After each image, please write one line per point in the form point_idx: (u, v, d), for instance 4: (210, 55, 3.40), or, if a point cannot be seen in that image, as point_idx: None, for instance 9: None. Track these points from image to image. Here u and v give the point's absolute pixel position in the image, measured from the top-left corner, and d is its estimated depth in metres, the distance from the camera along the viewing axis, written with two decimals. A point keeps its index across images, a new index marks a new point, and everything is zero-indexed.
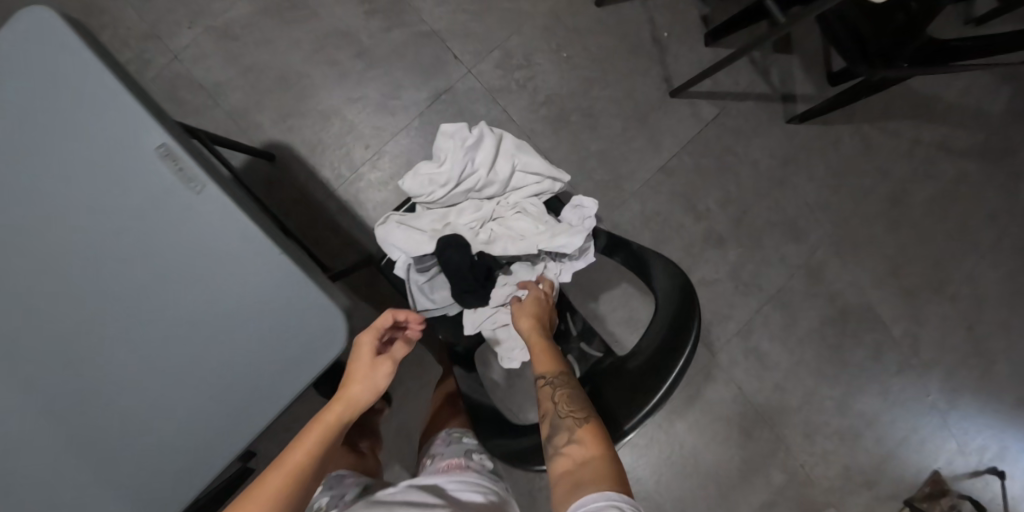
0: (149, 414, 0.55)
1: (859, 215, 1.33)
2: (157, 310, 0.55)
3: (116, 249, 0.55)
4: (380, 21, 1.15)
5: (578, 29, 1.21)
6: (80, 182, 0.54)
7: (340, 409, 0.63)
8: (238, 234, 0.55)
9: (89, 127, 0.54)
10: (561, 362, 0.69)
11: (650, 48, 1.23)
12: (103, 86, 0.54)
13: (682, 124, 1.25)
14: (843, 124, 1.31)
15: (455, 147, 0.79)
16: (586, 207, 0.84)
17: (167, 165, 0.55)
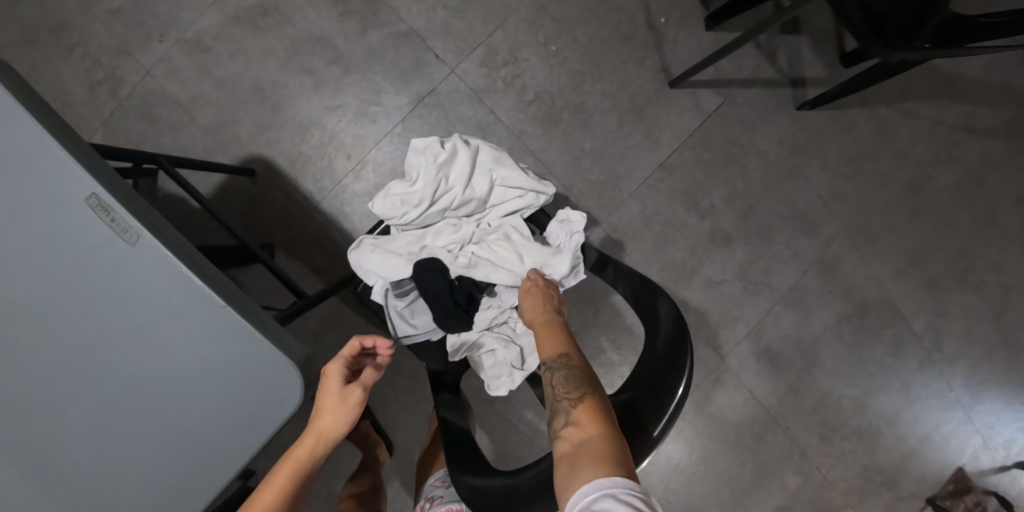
0: (106, 474, 0.53)
1: (877, 204, 1.24)
2: (103, 370, 0.52)
3: (54, 307, 0.51)
4: (355, 23, 1.09)
5: (567, 20, 1.13)
6: (7, 237, 0.49)
7: (310, 446, 0.55)
8: (182, 289, 0.51)
9: (12, 177, 0.49)
10: (560, 341, 0.63)
11: (646, 36, 1.15)
12: (22, 131, 0.48)
13: (683, 116, 1.17)
14: (858, 107, 1.22)
15: (427, 164, 0.73)
16: (573, 221, 0.79)
17: (100, 217, 0.50)
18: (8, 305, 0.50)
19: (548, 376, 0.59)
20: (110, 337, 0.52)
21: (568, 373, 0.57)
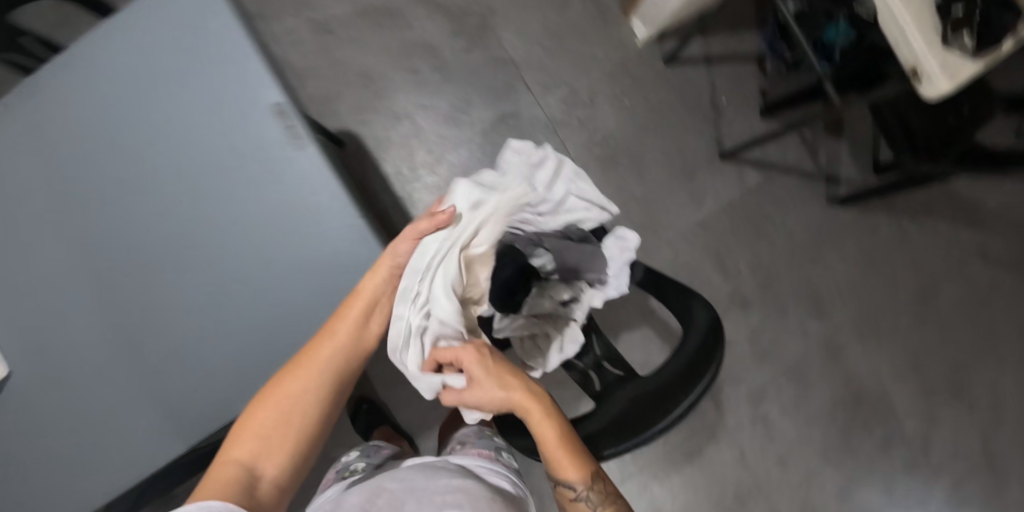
0: (235, 321, 0.69)
1: (886, 304, 1.35)
2: (252, 239, 0.68)
3: (233, 186, 0.68)
4: (463, 42, 1.25)
5: (643, 80, 1.27)
6: (213, 126, 0.68)
7: (367, 290, 0.66)
8: (324, 189, 0.67)
9: (226, 86, 0.68)
10: (586, 469, 0.62)
11: (709, 108, 1.28)
12: (241, 53, 0.68)
13: (727, 186, 1.30)
14: (883, 214, 1.35)
15: (521, 162, 0.87)
16: (627, 239, 0.91)
17: (277, 122, 0.67)
18: (206, 178, 0.69)
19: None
20: (263, 217, 0.68)
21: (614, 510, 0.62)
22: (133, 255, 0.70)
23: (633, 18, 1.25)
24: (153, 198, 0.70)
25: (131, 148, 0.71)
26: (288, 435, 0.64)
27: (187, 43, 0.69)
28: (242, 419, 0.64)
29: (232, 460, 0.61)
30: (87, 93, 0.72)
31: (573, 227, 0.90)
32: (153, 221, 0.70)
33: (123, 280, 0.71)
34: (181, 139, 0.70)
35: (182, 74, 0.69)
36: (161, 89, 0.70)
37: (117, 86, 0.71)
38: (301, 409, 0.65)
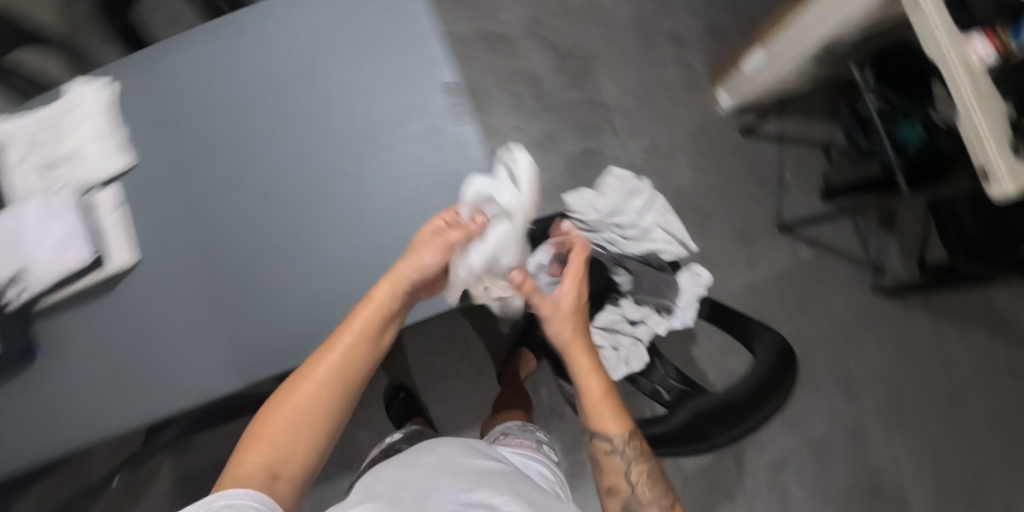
0: (357, 262, 0.74)
1: (913, 399, 1.38)
2: (391, 193, 0.75)
3: (387, 143, 0.76)
4: (564, 78, 1.35)
5: (720, 144, 1.36)
6: (383, 88, 0.76)
7: (377, 304, 0.66)
8: (470, 163, 0.75)
9: (402, 56, 0.76)
10: (624, 423, 0.71)
11: (774, 184, 1.36)
12: (424, 32, 0.77)
13: (781, 257, 1.36)
14: (922, 312, 1.40)
15: (619, 188, 0.98)
16: (700, 277, 1.01)
17: (444, 98, 0.75)
18: (362, 130, 0.76)
19: (626, 469, 0.70)
20: (407, 175, 0.75)
21: (646, 468, 0.70)
22: (278, 184, 0.76)
23: (720, 88, 1.35)
24: (310, 137, 0.77)
25: (299, 89, 0.77)
26: (301, 441, 0.61)
27: (376, 11, 0.78)
28: (260, 419, 0.62)
29: (249, 461, 0.58)
30: (270, 30, 0.79)
31: (654, 255, 1.00)
32: (304, 158, 0.77)
33: (263, 209, 0.76)
34: (348, 91, 0.77)
35: (364, 35, 0.77)
36: (340, 44, 0.77)
37: (302, 33, 0.78)
38: (314, 418, 0.62)
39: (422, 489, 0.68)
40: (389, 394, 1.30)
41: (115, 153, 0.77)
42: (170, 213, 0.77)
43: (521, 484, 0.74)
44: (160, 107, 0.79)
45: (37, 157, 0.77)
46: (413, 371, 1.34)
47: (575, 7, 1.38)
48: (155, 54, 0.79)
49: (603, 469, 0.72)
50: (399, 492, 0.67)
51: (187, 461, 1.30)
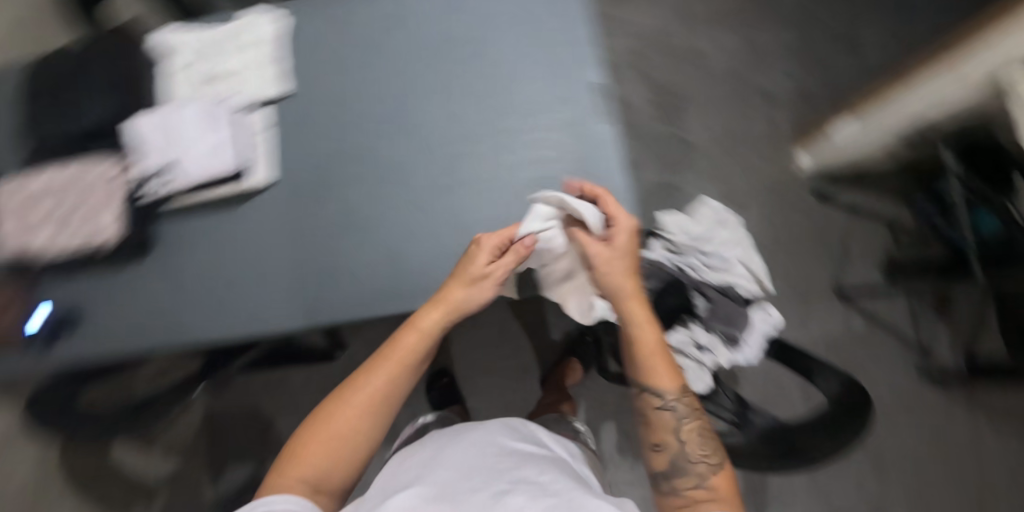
0: (477, 227, 0.78)
1: (945, 500, 1.27)
2: (522, 170, 0.79)
3: (526, 125, 0.81)
4: (656, 111, 1.41)
5: (794, 202, 1.39)
6: (534, 76, 0.82)
7: (420, 332, 0.71)
8: (602, 158, 0.79)
9: (558, 52, 0.82)
10: (675, 378, 0.68)
11: (838, 251, 1.38)
12: (582, 35, 0.83)
13: (833, 322, 1.36)
14: (964, 409, 1.33)
15: (710, 219, 1.08)
16: (773, 318, 1.04)
17: (590, 96, 0.81)
18: (506, 109, 0.82)
19: (677, 426, 0.67)
20: (539, 157, 0.79)
21: (698, 427, 0.67)
22: (418, 143, 0.82)
23: (802, 149, 1.39)
24: (456, 106, 0.82)
25: (456, 61, 0.84)
26: (338, 465, 0.62)
27: (542, 9, 0.84)
28: (301, 437, 0.64)
29: (289, 479, 0.59)
30: (442, 6, 0.86)
31: (733, 287, 1.03)
32: (446, 123, 0.82)
33: (395, 162, 0.82)
34: (500, 72, 0.83)
35: (526, 27, 0.83)
36: (503, 31, 0.84)
37: (467, 16, 0.85)
38: (352, 444, 0.64)
39: (456, 467, 0.71)
40: (432, 376, 1.33)
41: (270, 84, 0.83)
42: (310, 147, 0.83)
43: (549, 457, 0.78)
44: (326, 52, 0.86)
45: (197, 72, 0.83)
46: (455, 359, 1.37)
47: (676, 48, 1.44)
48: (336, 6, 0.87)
49: (651, 426, 0.68)
50: (436, 473, 0.69)
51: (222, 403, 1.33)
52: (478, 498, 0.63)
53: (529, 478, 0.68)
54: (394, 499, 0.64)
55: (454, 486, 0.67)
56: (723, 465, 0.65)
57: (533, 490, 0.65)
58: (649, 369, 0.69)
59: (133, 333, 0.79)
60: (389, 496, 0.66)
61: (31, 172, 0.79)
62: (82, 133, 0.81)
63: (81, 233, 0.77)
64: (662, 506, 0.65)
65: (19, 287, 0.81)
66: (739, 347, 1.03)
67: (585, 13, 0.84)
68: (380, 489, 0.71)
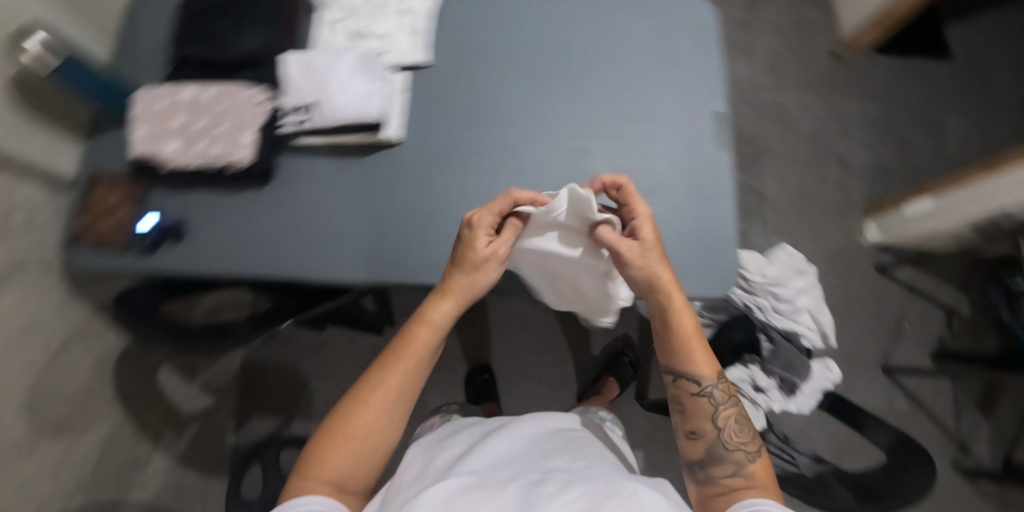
0: None
1: None
2: (638, 181, 0.84)
3: (648, 140, 0.85)
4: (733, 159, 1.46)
5: (854, 270, 1.40)
6: (662, 96, 0.87)
7: (434, 326, 0.70)
8: (715, 184, 0.83)
9: (689, 77, 0.87)
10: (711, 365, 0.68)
11: (891, 326, 1.37)
12: (714, 66, 0.87)
13: (875, 395, 1.34)
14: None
15: (786, 264, 1.08)
16: (831, 372, 1.08)
17: (713, 124, 0.85)
18: (631, 122, 0.86)
19: (715, 412, 0.67)
20: (656, 172, 0.84)
21: (734, 415, 0.67)
22: (543, 135, 0.86)
23: (870, 220, 1.40)
24: (585, 109, 0.87)
25: (592, 66, 0.88)
26: (364, 460, 0.65)
27: (680, 33, 0.89)
28: (330, 429, 0.66)
29: (324, 473, 0.63)
30: (585, 11, 0.90)
31: (797, 334, 1.06)
32: (573, 123, 0.86)
33: (516, 144, 0.86)
34: (631, 85, 0.87)
35: (662, 46, 0.88)
36: (640, 46, 0.88)
37: (609, 22, 0.89)
38: (376, 440, 0.66)
39: (486, 459, 0.72)
40: (474, 371, 1.35)
41: (416, 50, 0.87)
42: (439, 118, 0.87)
43: (582, 445, 0.78)
44: (470, 32, 0.90)
45: (350, 28, 0.89)
46: (495, 359, 1.38)
47: (762, 102, 1.49)
48: None
49: (685, 412, 0.68)
50: (472, 463, 0.70)
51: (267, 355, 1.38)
52: (512, 489, 0.64)
53: (559, 467, 0.69)
54: (432, 489, 0.64)
55: (489, 477, 0.67)
56: (760, 453, 0.65)
57: (565, 477, 0.67)
58: (684, 358, 0.68)
59: (237, 255, 0.84)
60: (427, 485, 0.67)
61: (176, 84, 0.82)
62: (225, 63, 0.85)
63: (215, 150, 0.79)
64: (701, 494, 0.66)
65: (130, 185, 0.86)
66: (793, 394, 1.06)
67: (718, 46, 0.88)
68: (418, 480, 0.71)
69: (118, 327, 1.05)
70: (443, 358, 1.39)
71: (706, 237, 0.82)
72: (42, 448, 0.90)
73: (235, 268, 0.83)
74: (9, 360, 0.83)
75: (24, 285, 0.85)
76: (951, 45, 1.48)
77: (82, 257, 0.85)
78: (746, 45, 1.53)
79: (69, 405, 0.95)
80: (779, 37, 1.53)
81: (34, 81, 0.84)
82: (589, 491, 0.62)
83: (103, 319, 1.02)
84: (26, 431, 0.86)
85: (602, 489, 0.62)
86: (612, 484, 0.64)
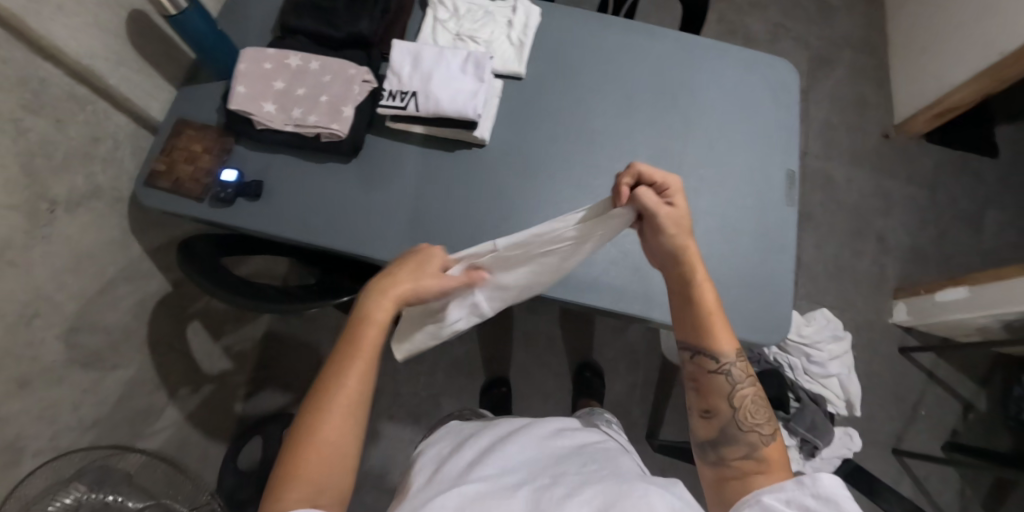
0: None
1: None
2: (710, 221, 0.87)
3: (724, 184, 0.89)
4: None
5: (876, 346, 1.41)
6: (742, 147, 0.91)
7: (379, 326, 0.60)
8: (781, 238, 0.87)
9: (769, 135, 0.92)
10: (730, 345, 0.63)
11: (907, 409, 1.37)
12: (792, 129, 0.93)
13: (884, 475, 1.33)
14: None
15: (824, 326, 1.11)
16: (852, 440, 1.10)
17: (785, 182, 0.90)
18: (711, 165, 0.90)
19: (731, 391, 0.62)
20: (728, 216, 0.88)
21: (754, 398, 0.62)
22: (627, 161, 0.89)
23: (900, 301, 1.42)
24: (670, 144, 0.90)
25: (681, 105, 0.92)
26: (339, 470, 0.56)
27: (765, 93, 0.95)
28: (294, 444, 0.55)
29: (296, 491, 0.53)
30: (682, 54, 0.95)
31: (823, 399, 1.08)
32: (657, 154, 0.89)
33: (600, 166, 0.88)
34: (715, 131, 0.92)
35: (748, 103, 0.93)
36: (728, 98, 0.93)
37: (701, 69, 0.94)
38: (344, 445, 0.56)
39: (498, 462, 0.69)
40: (492, 383, 1.33)
41: (517, 61, 0.91)
42: (530, 127, 0.90)
43: (591, 446, 0.75)
44: (571, 53, 0.94)
45: (453, 29, 0.93)
46: (513, 374, 1.38)
47: (810, 170, 1.53)
48: (592, 20, 0.96)
49: (701, 389, 0.64)
50: (483, 470, 0.67)
51: (288, 330, 1.39)
52: (521, 495, 0.62)
53: (569, 471, 0.66)
54: (443, 497, 0.63)
55: (499, 483, 0.65)
56: (776, 434, 0.61)
57: (576, 480, 0.63)
58: (706, 334, 0.63)
59: (311, 222, 0.85)
60: (440, 492, 0.66)
61: (284, 51, 0.88)
62: (336, 40, 0.89)
63: (314, 116, 0.83)
64: (711, 475, 0.62)
65: (218, 136, 0.90)
66: (812, 458, 1.06)
67: (797, 111, 0.95)
68: (431, 485, 0.69)
69: (162, 273, 1.07)
70: (462, 363, 1.39)
71: (767, 286, 0.85)
72: (71, 378, 0.90)
73: (307, 233, 0.85)
74: (65, 283, 0.84)
75: (91, 214, 0.87)
76: (998, 146, 1.53)
77: (158, 196, 0.87)
78: (802, 112, 1.58)
79: (105, 339, 0.95)
80: (835, 110, 1.59)
81: (146, 26, 0.89)
82: (600, 491, 0.60)
83: (151, 264, 1.03)
84: (61, 356, 0.87)
85: (614, 490, 0.59)
86: (627, 486, 0.60)
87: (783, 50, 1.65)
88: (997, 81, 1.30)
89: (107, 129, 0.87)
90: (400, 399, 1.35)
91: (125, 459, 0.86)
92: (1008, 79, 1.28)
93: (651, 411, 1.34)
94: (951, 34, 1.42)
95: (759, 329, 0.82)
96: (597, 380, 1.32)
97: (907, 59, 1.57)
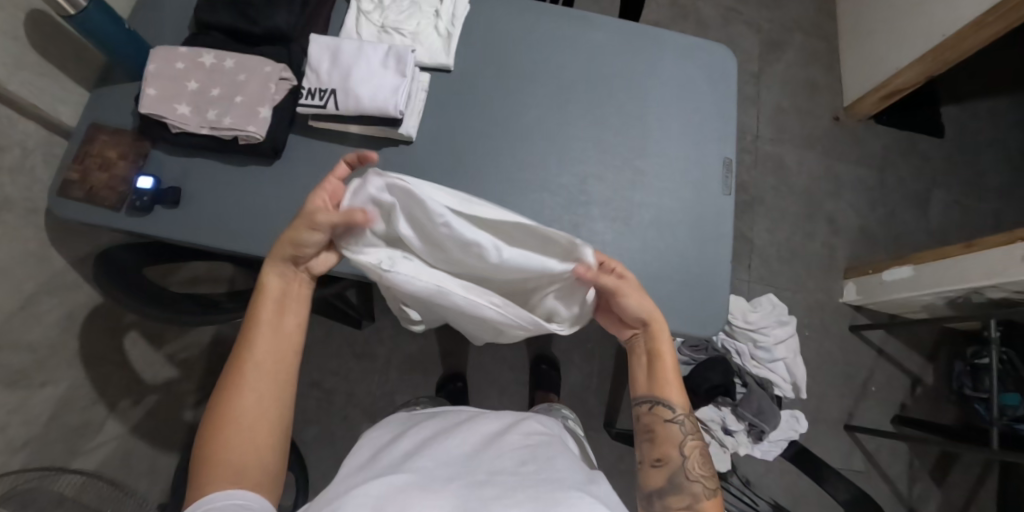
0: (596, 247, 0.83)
1: None
2: (647, 211, 0.86)
3: (660, 174, 0.88)
4: None
5: (828, 325, 1.44)
6: (680, 137, 0.90)
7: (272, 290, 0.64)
8: (719, 227, 0.87)
9: (707, 123, 0.91)
10: (684, 397, 0.65)
11: (858, 385, 1.40)
12: (730, 116, 0.92)
13: (837, 451, 1.36)
14: None
15: (771, 311, 1.13)
16: (798, 424, 1.15)
17: (721, 171, 0.89)
18: (648, 154, 0.89)
19: (683, 440, 0.63)
20: (665, 206, 0.87)
21: (701, 450, 0.63)
22: (561, 154, 0.87)
23: (850, 281, 1.44)
24: (606, 135, 0.89)
25: (617, 94, 0.90)
26: (260, 448, 0.58)
27: (703, 81, 0.93)
28: (211, 428, 0.58)
29: (217, 474, 0.55)
30: (618, 42, 0.93)
31: (769, 383, 1.11)
32: (593, 145, 0.88)
33: (534, 158, 0.86)
34: (651, 119, 0.90)
35: (685, 91, 0.92)
36: (665, 85, 0.92)
37: (639, 55, 0.92)
38: (266, 415, 0.60)
39: (433, 456, 0.65)
40: (447, 378, 1.31)
41: (445, 53, 0.88)
42: (463, 118, 0.87)
43: (548, 436, 0.73)
44: (505, 42, 0.91)
45: (377, 21, 0.89)
46: (469, 369, 1.37)
47: (763, 153, 1.53)
48: (526, 5, 0.93)
49: (654, 438, 0.64)
50: (417, 463, 0.63)
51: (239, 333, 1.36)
52: (452, 490, 0.58)
53: (506, 469, 0.63)
54: (365, 486, 0.58)
55: (430, 475, 0.60)
56: (717, 490, 0.60)
57: (510, 482, 0.60)
58: (667, 389, 0.65)
59: (234, 225, 0.82)
60: (365, 480, 0.61)
61: (197, 49, 0.84)
62: (252, 35, 0.85)
63: (228, 118, 0.80)
64: None
65: (133, 140, 0.86)
66: (760, 442, 1.08)
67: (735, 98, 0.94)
68: (360, 472, 0.65)
69: (90, 284, 1.03)
70: (417, 360, 1.37)
71: (703, 276, 0.84)
72: None
73: (231, 240, 0.82)
74: None
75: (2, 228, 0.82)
76: (944, 125, 1.54)
77: (72, 205, 0.82)
78: (754, 95, 1.58)
79: (29, 357, 0.91)
80: (786, 93, 1.59)
81: (45, 25, 0.83)
82: (533, 497, 0.57)
83: (76, 275, 0.99)
84: None
85: (547, 496, 0.57)
86: (563, 495, 0.58)
87: (734, 33, 1.64)
88: (941, 61, 1.30)
89: (12, 137, 0.82)
90: (355, 398, 1.33)
91: (60, 481, 0.79)
92: (952, 61, 1.29)
93: (608, 399, 1.35)
94: (896, 14, 1.42)
95: (695, 321, 0.82)
96: (553, 372, 1.32)
97: (855, 40, 1.57)
